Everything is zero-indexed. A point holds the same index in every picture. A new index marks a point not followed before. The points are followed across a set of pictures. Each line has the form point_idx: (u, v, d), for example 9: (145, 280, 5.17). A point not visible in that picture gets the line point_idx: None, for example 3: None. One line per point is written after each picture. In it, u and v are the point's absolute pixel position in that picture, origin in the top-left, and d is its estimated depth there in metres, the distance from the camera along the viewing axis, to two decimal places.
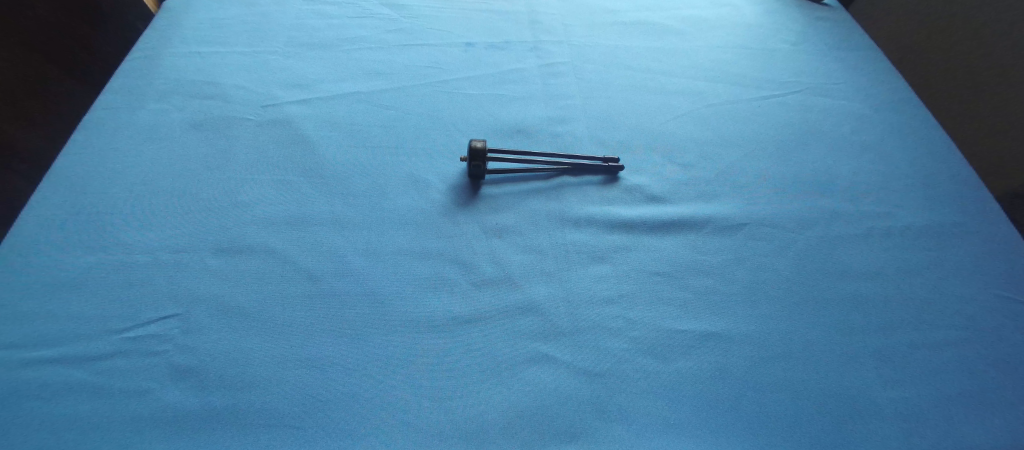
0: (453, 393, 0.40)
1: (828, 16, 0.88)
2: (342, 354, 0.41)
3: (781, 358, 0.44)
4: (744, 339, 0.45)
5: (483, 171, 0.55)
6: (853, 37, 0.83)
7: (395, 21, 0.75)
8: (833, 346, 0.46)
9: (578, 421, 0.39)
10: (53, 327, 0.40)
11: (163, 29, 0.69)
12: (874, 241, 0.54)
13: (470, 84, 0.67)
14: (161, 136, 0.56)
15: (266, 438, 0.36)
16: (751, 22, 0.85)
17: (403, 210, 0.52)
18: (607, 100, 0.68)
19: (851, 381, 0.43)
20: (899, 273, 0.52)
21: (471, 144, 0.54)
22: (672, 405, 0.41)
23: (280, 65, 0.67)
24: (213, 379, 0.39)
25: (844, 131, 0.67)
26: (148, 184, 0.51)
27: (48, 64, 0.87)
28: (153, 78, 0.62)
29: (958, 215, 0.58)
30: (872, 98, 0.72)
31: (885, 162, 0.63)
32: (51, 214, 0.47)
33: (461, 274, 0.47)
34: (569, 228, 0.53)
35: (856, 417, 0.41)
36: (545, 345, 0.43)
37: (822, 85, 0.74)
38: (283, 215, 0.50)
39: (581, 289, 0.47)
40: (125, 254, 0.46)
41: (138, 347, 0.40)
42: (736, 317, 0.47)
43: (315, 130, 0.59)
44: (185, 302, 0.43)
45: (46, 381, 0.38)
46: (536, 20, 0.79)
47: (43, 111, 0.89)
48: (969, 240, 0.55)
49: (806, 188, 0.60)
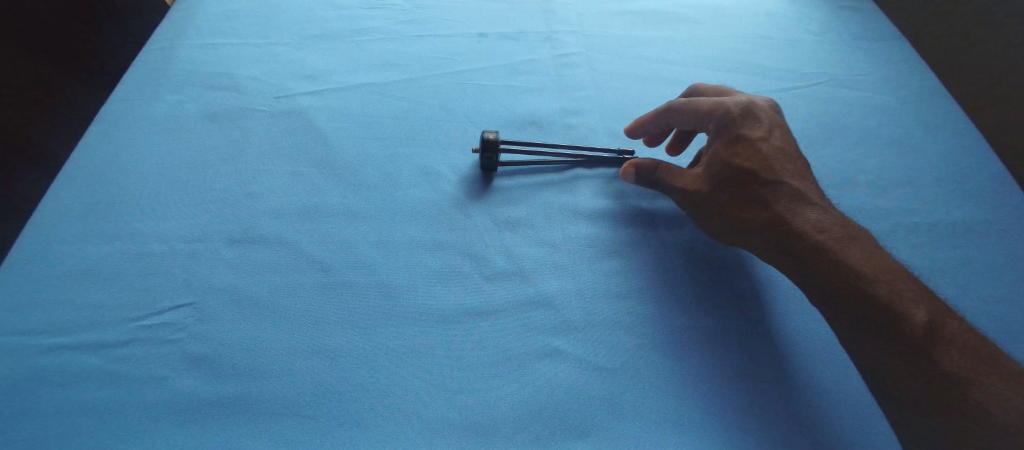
0: (464, 387, 0.40)
1: (854, 5, 0.84)
2: (353, 345, 0.41)
3: (697, 346, 0.43)
4: (668, 325, 0.44)
5: (495, 162, 0.54)
6: (881, 27, 0.80)
7: (406, 12, 0.75)
8: (751, 332, 0.45)
9: (587, 416, 0.39)
10: (72, 315, 0.41)
11: (177, 21, 0.69)
12: (898, 238, 0.53)
13: (483, 76, 0.67)
14: (177, 126, 0.56)
15: (281, 427, 0.37)
16: (773, 12, 0.82)
17: (413, 203, 0.52)
18: (624, 91, 0.67)
19: (757, 370, 0.42)
20: (923, 271, 0.50)
21: (484, 135, 0.53)
22: (685, 403, 0.40)
23: (292, 57, 0.66)
24: (227, 367, 0.39)
25: (868, 123, 0.65)
26: (164, 175, 0.52)
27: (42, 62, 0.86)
28: (167, 70, 0.63)
29: (988, 212, 0.56)
30: (899, 90, 0.70)
31: (910, 156, 0.61)
32: (72, 205, 0.48)
33: (473, 267, 0.47)
34: (582, 221, 0.52)
35: (748, 414, 0.40)
36: (557, 339, 0.43)
37: (845, 77, 0.72)
38: (295, 206, 0.50)
39: (593, 283, 0.47)
40: (142, 243, 0.46)
41: (153, 335, 0.41)
42: (667, 305, 0.46)
43: (328, 121, 0.59)
44: (199, 291, 0.44)
45: (68, 367, 0.39)
46: (550, 9, 0.78)
47: (39, 110, 0.84)
48: (998, 237, 0.53)
49: (827, 182, 0.58)
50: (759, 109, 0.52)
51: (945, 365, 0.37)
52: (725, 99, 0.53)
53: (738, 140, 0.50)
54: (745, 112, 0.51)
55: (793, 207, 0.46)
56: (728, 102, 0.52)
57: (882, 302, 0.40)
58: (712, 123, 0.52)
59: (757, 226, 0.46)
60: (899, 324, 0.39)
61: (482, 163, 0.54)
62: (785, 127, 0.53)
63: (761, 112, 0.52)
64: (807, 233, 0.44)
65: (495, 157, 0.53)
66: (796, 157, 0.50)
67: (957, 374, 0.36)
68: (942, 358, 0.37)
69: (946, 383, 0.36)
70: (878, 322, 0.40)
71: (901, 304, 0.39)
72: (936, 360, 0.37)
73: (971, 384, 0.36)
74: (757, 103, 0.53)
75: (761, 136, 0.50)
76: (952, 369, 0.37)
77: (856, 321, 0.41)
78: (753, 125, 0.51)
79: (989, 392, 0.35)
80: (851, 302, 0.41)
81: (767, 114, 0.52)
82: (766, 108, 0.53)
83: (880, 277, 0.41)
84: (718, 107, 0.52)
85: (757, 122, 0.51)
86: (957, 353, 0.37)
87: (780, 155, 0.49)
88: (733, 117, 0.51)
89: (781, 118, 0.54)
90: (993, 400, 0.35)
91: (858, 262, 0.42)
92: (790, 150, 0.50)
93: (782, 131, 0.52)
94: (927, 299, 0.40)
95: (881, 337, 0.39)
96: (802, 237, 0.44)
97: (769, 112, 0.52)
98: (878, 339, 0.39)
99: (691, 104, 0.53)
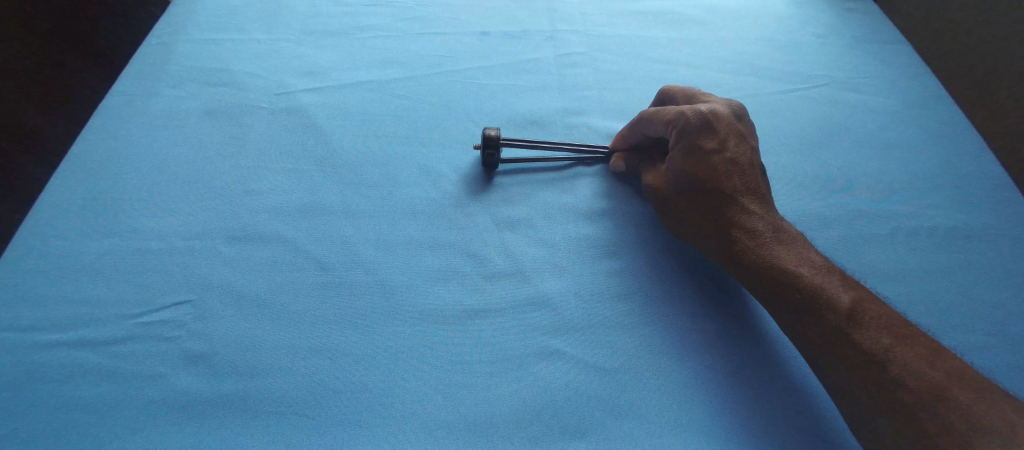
0: (462, 386, 0.39)
1: (858, 7, 0.84)
2: (352, 344, 0.41)
3: (695, 345, 0.43)
4: (664, 324, 0.44)
5: (497, 159, 0.54)
6: (884, 29, 0.80)
7: (409, 9, 0.74)
8: (744, 331, 0.45)
9: (585, 416, 0.38)
10: (70, 311, 0.41)
11: (178, 16, 0.69)
12: (899, 242, 0.53)
13: (485, 74, 0.66)
14: (176, 122, 0.56)
15: (278, 426, 0.37)
16: (776, 13, 0.82)
17: (413, 201, 0.52)
18: (626, 91, 0.67)
19: (754, 369, 0.42)
20: (922, 275, 0.50)
21: (484, 133, 0.53)
22: (684, 405, 0.40)
23: (294, 53, 0.66)
24: (224, 365, 0.39)
25: (869, 127, 0.65)
26: (163, 170, 0.52)
27: (47, 57, 0.85)
28: (168, 65, 0.62)
29: (988, 217, 0.56)
30: (901, 93, 0.70)
31: (911, 160, 0.61)
32: (71, 200, 0.48)
33: (473, 266, 0.47)
34: (583, 222, 0.52)
35: (747, 412, 0.40)
36: (556, 340, 0.42)
37: (848, 80, 0.71)
38: (295, 204, 0.50)
39: (592, 283, 0.47)
40: (142, 239, 0.46)
41: (151, 332, 0.41)
42: (661, 304, 0.46)
43: (329, 119, 0.59)
44: (198, 288, 0.43)
45: (65, 363, 0.39)
46: (554, 8, 0.77)
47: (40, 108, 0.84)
48: (999, 242, 0.53)
49: (828, 185, 0.58)
50: (718, 117, 0.50)
51: (866, 347, 0.38)
52: (684, 107, 0.51)
53: (692, 153, 0.49)
54: (703, 122, 0.49)
55: (738, 215, 0.47)
56: (686, 111, 0.50)
57: (810, 295, 0.41)
58: (669, 131, 0.51)
59: (706, 233, 0.48)
60: (826, 313, 0.40)
61: (484, 160, 0.54)
62: (747, 133, 0.51)
63: (720, 121, 0.50)
64: (751, 242, 0.45)
65: (497, 154, 0.54)
66: (751, 166, 0.49)
67: (877, 354, 0.38)
68: (863, 341, 0.38)
69: (868, 364, 0.38)
70: (806, 310, 0.41)
71: (827, 294, 0.41)
72: (858, 342, 0.39)
73: (891, 362, 0.37)
74: (718, 110, 0.51)
75: (715, 148, 0.49)
76: (872, 348, 0.38)
77: (784, 312, 0.42)
78: (709, 135, 0.49)
79: (909, 368, 0.37)
80: (782, 295, 0.42)
81: (726, 123, 0.50)
82: (728, 115, 0.51)
83: (811, 275, 0.42)
84: (676, 118, 0.50)
85: (714, 133, 0.49)
86: (877, 334, 0.39)
87: (733, 167, 0.48)
88: (690, 128, 0.49)
89: (745, 122, 0.52)
90: (913, 376, 0.36)
91: (788, 262, 0.43)
92: (745, 159, 0.49)
93: (741, 139, 0.50)
94: (851, 287, 0.42)
95: (811, 327, 0.41)
96: (739, 242, 0.46)
97: (731, 119, 0.50)
98: (807, 327, 0.41)
99: (656, 114, 0.52)
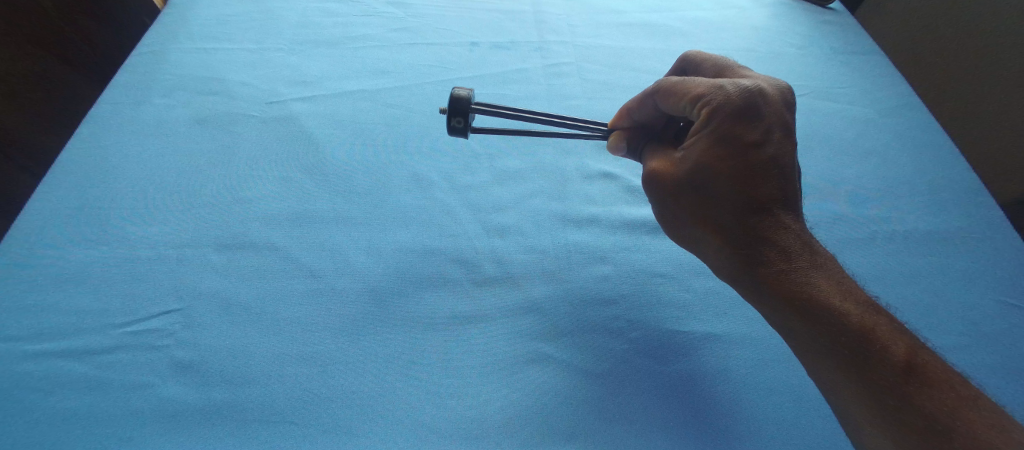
0: (451, 392, 0.40)
1: (835, 19, 0.87)
2: (342, 350, 0.41)
3: (683, 347, 0.45)
4: (652, 328, 0.45)
5: (465, 127, 0.50)
6: (860, 41, 0.83)
7: (399, 20, 0.75)
8: (730, 336, 0.46)
9: (577, 423, 0.39)
10: (55, 320, 0.41)
11: (168, 24, 0.69)
12: (876, 246, 0.55)
13: (474, 84, 0.68)
14: (166, 130, 0.56)
15: (267, 433, 0.37)
16: (758, 25, 0.85)
17: (404, 209, 0.52)
18: (612, 100, 0.68)
19: (741, 369, 0.44)
20: (898, 278, 0.52)
21: (453, 94, 0.49)
22: (669, 404, 0.41)
23: (285, 62, 0.67)
24: (213, 373, 0.39)
25: (847, 135, 0.67)
26: (152, 179, 0.52)
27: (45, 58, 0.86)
28: (159, 74, 0.62)
29: (961, 221, 0.58)
30: (878, 102, 0.72)
31: (887, 167, 0.63)
32: (56, 210, 0.48)
33: (464, 273, 0.47)
34: (571, 228, 0.53)
35: (734, 413, 0.41)
36: (548, 346, 0.43)
37: (826, 89, 0.74)
38: (284, 211, 0.51)
39: (582, 288, 0.48)
40: (130, 248, 0.46)
41: (139, 340, 0.41)
42: (653, 308, 0.47)
43: (319, 128, 0.59)
44: (187, 297, 0.43)
45: (49, 373, 0.38)
46: (542, 20, 0.79)
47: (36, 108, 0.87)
48: (972, 246, 0.56)
49: (808, 191, 0.60)
50: (764, 103, 0.43)
51: (927, 410, 0.35)
52: (723, 83, 0.44)
53: (723, 142, 0.43)
54: (746, 106, 0.43)
55: (768, 220, 0.42)
56: (727, 88, 0.43)
57: (860, 338, 0.38)
58: (696, 110, 0.44)
59: (713, 236, 0.44)
60: (879, 363, 0.37)
61: (452, 127, 0.50)
62: (791, 124, 0.45)
63: (765, 108, 0.43)
64: (787, 263, 0.42)
65: (466, 122, 0.50)
66: (789, 168, 0.43)
67: (938, 421, 0.35)
68: (923, 403, 0.36)
69: (930, 432, 0.35)
70: (852, 354, 0.38)
71: (882, 343, 0.38)
72: (919, 406, 0.36)
73: (956, 431, 0.34)
74: (764, 91, 0.44)
75: (757, 140, 0.43)
76: (935, 414, 0.35)
77: (814, 335, 0.40)
78: (750, 124, 0.43)
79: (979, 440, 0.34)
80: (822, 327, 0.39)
81: (772, 111, 0.43)
82: (776, 101, 0.44)
83: (857, 312, 0.39)
84: (712, 95, 0.43)
85: (755, 121, 0.43)
86: (937, 393, 0.36)
87: (772, 165, 0.43)
88: (731, 111, 0.42)
89: (791, 109, 0.46)
90: None
91: (832, 295, 0.40)
92: (785, 158, 0.43)
93: (784, 133, 0.44)
94: (900, 333, 0.39)
95: (856, 375, 0.38)
96: (768, 255, 0.42)
97: (777, 106, 0.44)
98: (851, 375, 0.38)
99: (686, 86, 0.45)
